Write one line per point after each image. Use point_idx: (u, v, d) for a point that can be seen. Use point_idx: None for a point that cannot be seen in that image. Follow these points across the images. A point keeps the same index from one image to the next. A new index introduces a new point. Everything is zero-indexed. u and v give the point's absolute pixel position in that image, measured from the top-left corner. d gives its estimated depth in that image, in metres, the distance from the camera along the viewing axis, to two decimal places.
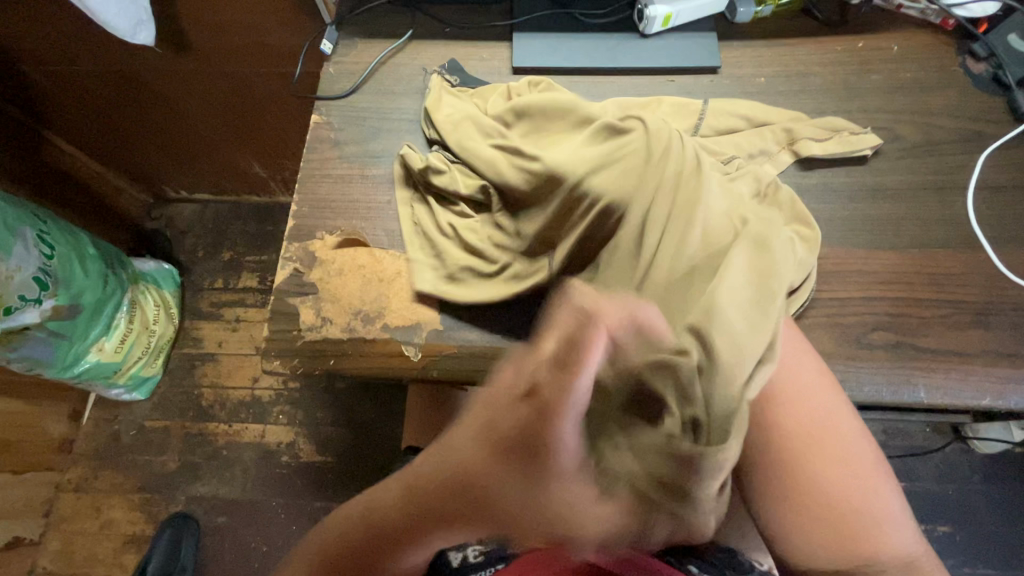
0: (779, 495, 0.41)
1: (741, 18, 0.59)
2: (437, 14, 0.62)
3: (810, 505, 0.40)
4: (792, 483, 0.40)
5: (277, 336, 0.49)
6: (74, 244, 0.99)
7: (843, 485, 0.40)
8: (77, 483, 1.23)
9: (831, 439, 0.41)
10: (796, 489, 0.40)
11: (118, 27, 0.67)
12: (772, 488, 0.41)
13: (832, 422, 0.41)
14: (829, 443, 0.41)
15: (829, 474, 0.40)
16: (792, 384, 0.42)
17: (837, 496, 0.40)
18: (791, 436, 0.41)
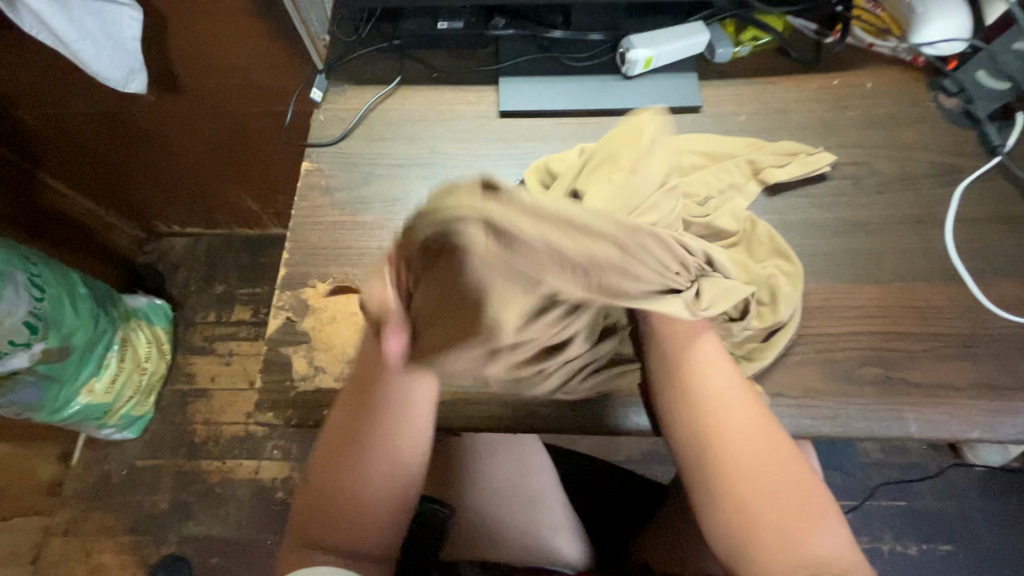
0: (722, 520, 0.39)
1: (720, 58, 0.61)
2: (424, 61, 0.63)
3: (755, 527, 0.38)
4: (734, 507, 0.39)
5: (269, 387, 0.49)
6: (66, 285, 0.99)
7: (781, 500, 0.38)
8: (66, 526, 1.20)
9: (758, 453, 0.40)
10: (737, 511, 0.39)
11: (112, 77, 0.68)
12: (716, 514, 0.39)
13: (757, 435, 0.40)
14: (759, 458, 0.40)
15: (764, 477, 0.39)
16: (714, 402, 0.42)
17: (775, 511, 0.38)
18: (721, 428, 0.41)
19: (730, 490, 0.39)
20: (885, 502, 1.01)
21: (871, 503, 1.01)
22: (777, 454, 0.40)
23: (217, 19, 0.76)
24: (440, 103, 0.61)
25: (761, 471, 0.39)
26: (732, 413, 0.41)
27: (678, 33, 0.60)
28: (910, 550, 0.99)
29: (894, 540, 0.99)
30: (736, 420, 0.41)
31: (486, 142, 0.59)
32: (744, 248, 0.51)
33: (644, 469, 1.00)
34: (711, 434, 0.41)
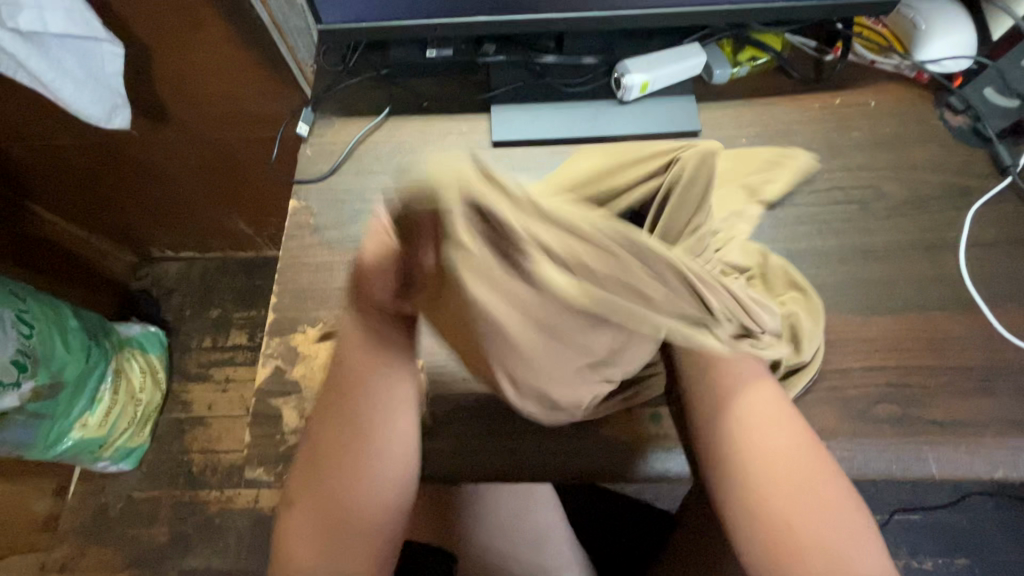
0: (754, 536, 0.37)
1: (718, 79, 0.59)
2: (414, 90, 0.62)
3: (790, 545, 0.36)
4: (767, 523, 0.37)
5: (259, 441, 0.47)
6: (55, 319, 0.97)
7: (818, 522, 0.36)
8: (63, 563, 1.18)
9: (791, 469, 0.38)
10: (770, 528, 0.36)
11: (94, 114, 0.66)
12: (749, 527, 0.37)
13: (806, 464, 0.38)
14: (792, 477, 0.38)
15: (821, 508, 0.36)
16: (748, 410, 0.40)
17: (811, 528, 0.36)
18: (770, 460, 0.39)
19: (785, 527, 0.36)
20: (899, 516, 0.99)
21: (886, 517, 0.98)
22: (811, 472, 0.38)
23: (202, 50, 0.74)
24: (430, 134, 0.59)
25: (818, 504, 0.37)
26: (779, 445, 0.39)
27: (673, 56, 0.58)
28: (926, 565, 0.96)
29: (909, 555, 0.97)
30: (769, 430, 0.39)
31: None
32: (759, 281, 0.49)
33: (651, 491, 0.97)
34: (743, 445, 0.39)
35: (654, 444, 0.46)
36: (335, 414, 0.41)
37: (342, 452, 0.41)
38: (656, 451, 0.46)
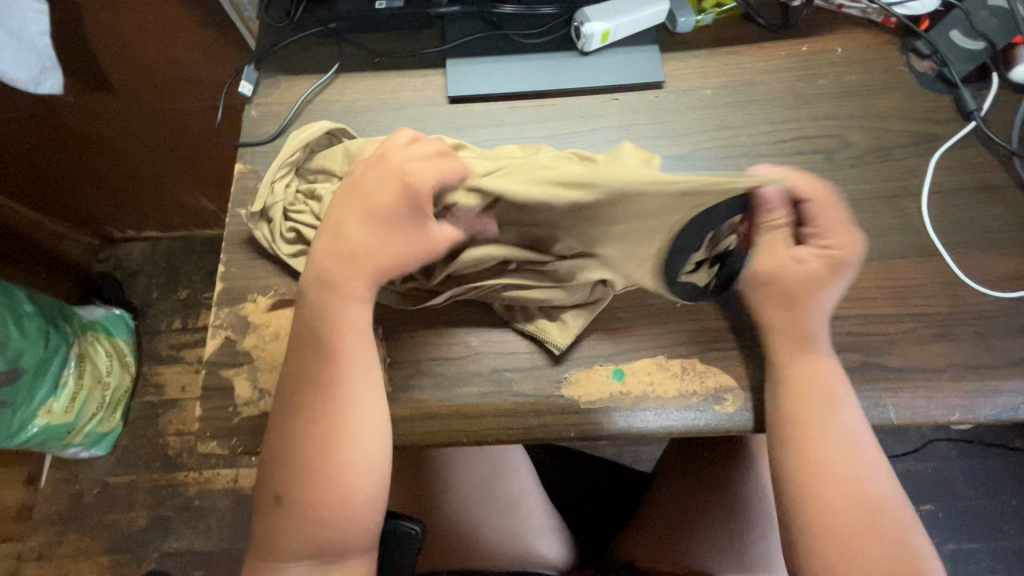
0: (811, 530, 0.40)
1: (682, 28, 0.57)
2: (365, 45, 0.58)
3: (831, 529, 0.39)
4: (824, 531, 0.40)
5: (211, 415, 0.45)
6: (8, 304, 0.92)
7: (863, 512, 0.40)
8: (40, 551, 1.16)
9: (846, 480, 0.40)
10: (822, 516, 0.40)
11: (19, 79, 0.61)
12: (791, 501, 0.41)
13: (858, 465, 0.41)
14: (850, 463, 0.41)
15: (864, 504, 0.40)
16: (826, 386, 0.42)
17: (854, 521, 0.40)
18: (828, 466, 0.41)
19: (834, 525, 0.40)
20: None
21: None
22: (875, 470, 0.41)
23: (138, 9, 0.69)
24: (383, 91, 0.56)
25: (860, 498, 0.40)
26: (841, 461, 0.41)
27: (636, 3, 0.55)
28: None
29: None
30: (847, 431, 0.41)
31: (436, 132, 0.55)
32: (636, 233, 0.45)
33: (629, 452, 0.98)
34: (812, 433, 0.41)
35: (613, 401, 0.45)
36: (304, 386, 0.41)
37: (312, 436, 0.41)
38: (618, 407, 0.45)
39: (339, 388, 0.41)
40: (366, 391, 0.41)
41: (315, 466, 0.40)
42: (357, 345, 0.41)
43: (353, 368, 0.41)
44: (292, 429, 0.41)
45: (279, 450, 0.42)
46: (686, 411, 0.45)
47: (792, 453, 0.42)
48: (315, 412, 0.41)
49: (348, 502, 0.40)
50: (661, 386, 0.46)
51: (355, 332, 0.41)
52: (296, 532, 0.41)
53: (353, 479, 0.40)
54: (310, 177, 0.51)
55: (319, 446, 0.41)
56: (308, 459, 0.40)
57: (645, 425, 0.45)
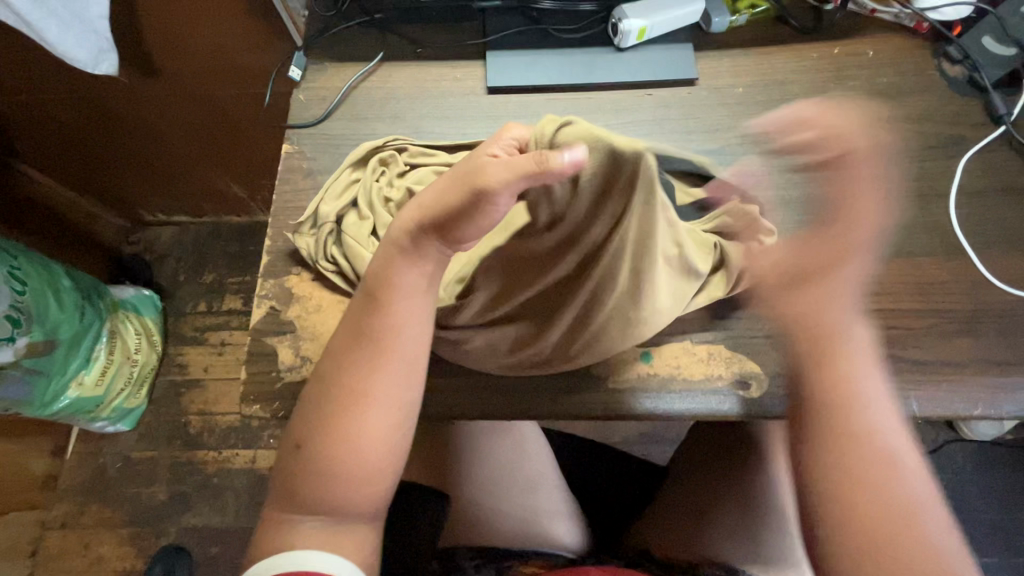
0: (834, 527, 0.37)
1: (716, 28, 0.59)
2: (408, 36, 0.60)
3: (867, 528, 0.37)
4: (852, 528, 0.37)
5: (254, 379, 0.47)
6: (48, 278, 0.96)
7: (908, 510, 0.37)
8: (64, 520, 1.19)
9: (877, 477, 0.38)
10: (854, 514, 0.37)
11: (79, 58, 0.64)
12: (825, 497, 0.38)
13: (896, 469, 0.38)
14: (889, 461, 0.39)
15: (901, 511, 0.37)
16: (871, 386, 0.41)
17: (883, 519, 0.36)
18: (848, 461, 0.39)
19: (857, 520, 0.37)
20: None
21: None
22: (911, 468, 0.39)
23: None
24: (425, 80, 0.59)
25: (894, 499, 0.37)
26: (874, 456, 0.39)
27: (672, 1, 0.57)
28: None
29: None
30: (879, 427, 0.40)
31: (475, 121, 0.57)
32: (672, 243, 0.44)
33: (641, 448, 0.99)
34: (847, 437, 0.40)
35: (642, 383, 0.47)
36: (349, 336, 0.40)
37: (338, 390, 0.39)
38: (646, 390, 0.47)
39: (380, 356, 0.39)
40: (407, 362, 0.40)
41: (331, 422, 0.39)
42: (409, 315, 0.40)
43: (399, 328, 0.39)
44: (325, 377, 0.40)
45: (309, 399, 0.40)
46: (710, 395, 0.47)
47: (823, 453, 0.40)
48: (351, 371, 0.39)
49: (356, 473, 0.38)
50: (687, 369, 0.48)
51: (409, 297, 0.40)
52: (305, 487, 0.39)
53: (368, 445, 0.38)
54: (355, 178, 0.53)
55: (343, 405, 0.39)
56: (331, 414, 0.39)
57: (673, 407, 0.47)
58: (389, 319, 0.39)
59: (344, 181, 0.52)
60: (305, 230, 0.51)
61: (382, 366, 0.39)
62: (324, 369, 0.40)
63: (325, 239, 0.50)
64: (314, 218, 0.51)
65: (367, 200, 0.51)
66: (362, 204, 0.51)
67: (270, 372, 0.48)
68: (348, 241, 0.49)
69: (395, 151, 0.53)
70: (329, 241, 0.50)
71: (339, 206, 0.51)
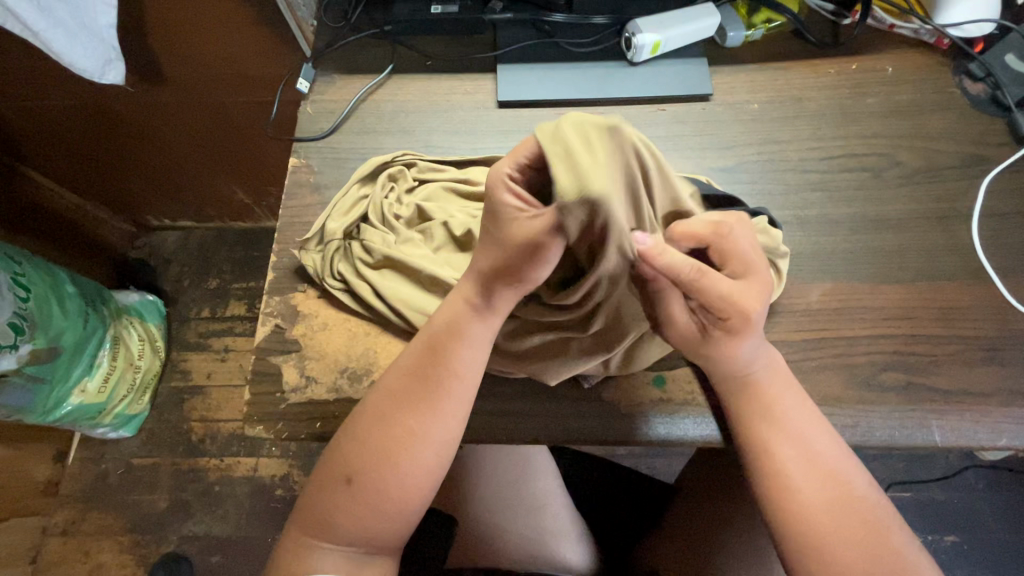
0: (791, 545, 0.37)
1: (731, 42, 0.58)
2: (418, 48, 0.60)
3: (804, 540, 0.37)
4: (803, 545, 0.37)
5: (259, 400, 0.46)
6: (52, 284, 0.95)
7: (848, 511, 0.37)
8: (64, 527, 1.18)
9: (810, 489, 0.37)
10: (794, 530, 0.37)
11: (86, 67, 0.64)
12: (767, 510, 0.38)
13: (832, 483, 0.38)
14: (823, 466, 0.38)
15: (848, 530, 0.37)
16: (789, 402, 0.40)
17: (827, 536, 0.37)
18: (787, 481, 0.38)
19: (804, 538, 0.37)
20: (892, 494, 0.99)
21: None
22: (841, 463, 0.39)
23: (198, 6, 0.71)
24: (434, 93, 0.58)
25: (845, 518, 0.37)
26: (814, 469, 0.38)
27: (687, 16, 0.56)
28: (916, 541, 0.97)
29: None
30: (799, 436, 0.39)
31: (485, 135, 0.56)
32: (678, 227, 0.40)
33: (649, 463, 0.98)
34: (767, 452, 0.39)
35: (656, 407, 0.46)
36: (410, 373, 0.39)
37: (392, 427, 0.38)
38: (659, 415, 0.46)
39: (439, 400, 0.39)
40: (465, 406, 0.40)
41: (381, 460, 0.38)
42: (474, 360, 0.40)
43: (460, 371, 0.39)
44: (378, 413, 0.39)
45: (356, 433, 0.39)
46: (725, 421, 0.46)
47: (755, 470, 0.39)
48: (411, 412, 0.38)
49: (402, 511, 0.38)
50: (701, 394, 0.46)
51: (473, 348, 0.39)
52: (344, 520, 0.38)
53: (416, 488, 0.38)
54: (361, 193, 0.52)
55: (396, 443, 0.38)
56: (387, 454, 0.38)
57: (687, 433, 0.46)
58: (454, 363, 0.39)
59: (349, 195, 0.51)
60: (311, 247, 0.50)
61: (440, 408, 0.38)
62: (377, 406, 0.39)
63: (332, 256, 0.49)
64: (319, 235, 0.50)
65: (372, 219, 0.50)
66: (367, 222, 0.50)
67: (274, 392, 0.47)
68: (356, 259, 0.48)
69: (403, 166, 0.52)
70: (336, 258, 0.49)
71: (346, 222, 0.50)
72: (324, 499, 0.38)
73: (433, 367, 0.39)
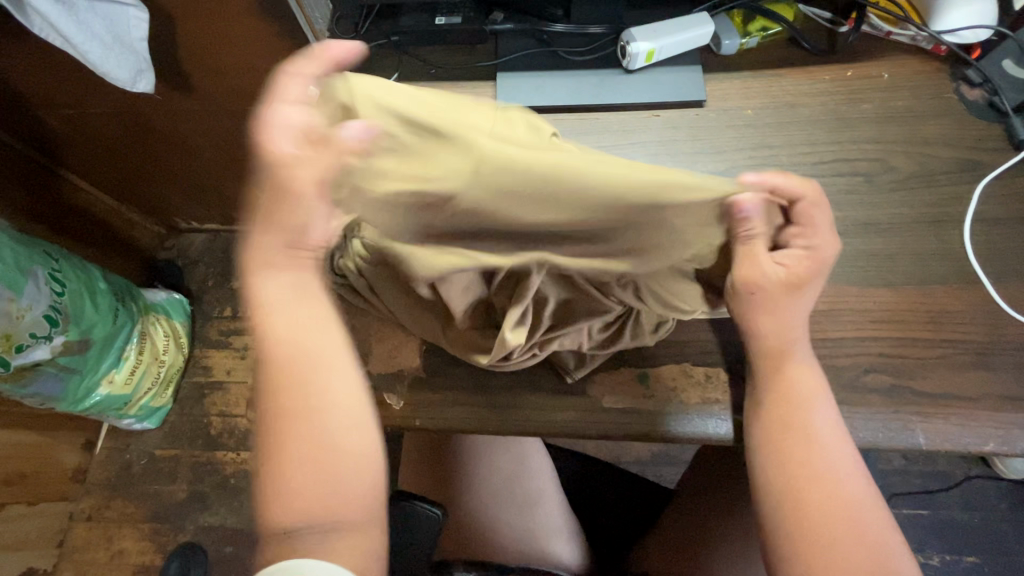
0: (785, 532, 0.38)
1: (726, 50, 0.59)
2: (424, 58, 0.62)
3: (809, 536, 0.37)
4: (801, 530, 0.37)
5: None
6: (85, 280, 1.01)
7: (845, 509, 0.37)
8: (89, 513, 1.24)
9: (828, 478, 0.38)
10: (797, 509, 0.38)
11: (119, 78, 0.69)
12: (773, 492, 0.39)
13: (847, 480, 0.38)
14: (840, 464, 0.39)
15: (850, 524, 0.37)
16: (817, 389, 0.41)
17: (830, 526, 0.37)
18: (804, 461, 0.39)
19: (807, 527, 0.37)
20: (907, 511, 0.96)
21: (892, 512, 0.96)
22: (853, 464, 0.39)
23: (223, 21, 0.76)
24: None
25: (849, 515, 0.37)
26: (834, 464, 0.39)
27: (681, 25, 0.57)
28: (932, 560, 0.94)
29: (917, 551, 0.95)
30: (824, 426, 0.40)
31: None
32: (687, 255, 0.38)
33: (653, 470, 0.98)
34: (780, 448, 0.40)
35: (640, 402, 0.47)
36: (267, 357, 0.39)
37: (286, 408, 0.39)
38: (644, 407, 0.47)
39: (307, 367, 0.39)
40: (331, 361, 0.40)
41: (290, 441, 0.38)
42: (308, 318, 0.40)
43: (307, 332, 0.40)
44: (264, 404, 0.39)
45: (259, 435, 0.39)
46: (707, 418, 0.46)
47: (768, 453, 0.40)
48: (287, 389, 0.39)
49: (344, 470, 0.39)
50: (685, 391, 0.47)
51: (294, 307, 0.40)
52: (293, 508, 0.38)
53: (344, 441, 0.39)
54: None
55: (296, 418, 0.39)
56: (294, 433, 0.38)
57: (681, 428, 0.46)
58: (283, 331, 0.39)
59: None
60: None
61: (312, 368, 0.39)
62: (256, 404, 0.40)
63: None
64: None
65: None
66: None
67: None
68: None
69: None
70: None
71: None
72: (267, 507, 0.38)
73: (273, 345, 0.39)
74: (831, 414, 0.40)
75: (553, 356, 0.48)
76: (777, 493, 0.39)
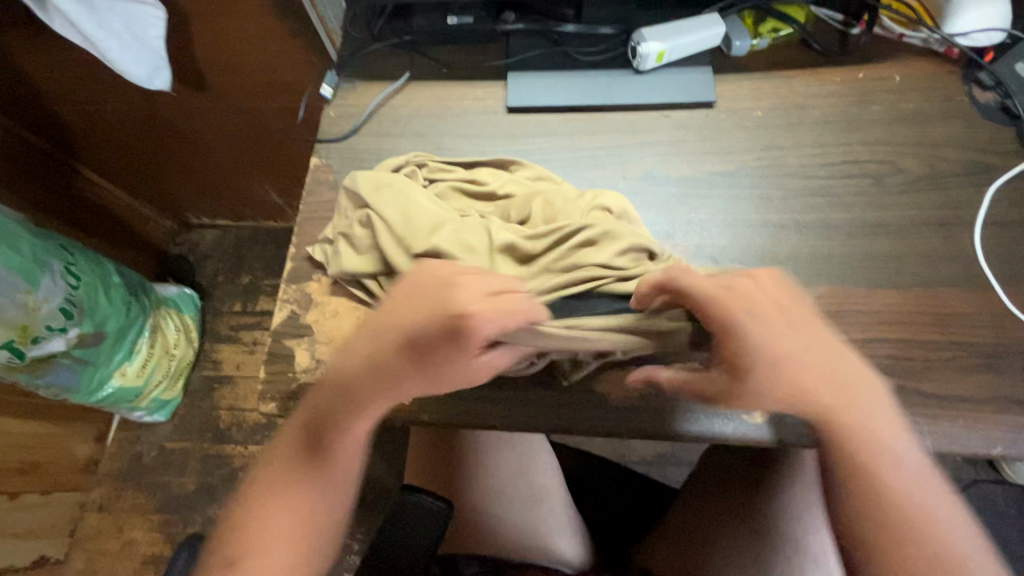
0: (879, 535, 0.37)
1: (736, 51, 0.59)
2: (436, 57, 0.63)
3: (895, 537, 0.37)
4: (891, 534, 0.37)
5: (273, 378, 0.50)
6: (99, 273, 1.03)
7: (920, 505, 0.37)
8: (101, 503, 1.26)
9: (897, 472, 0.38)
10: (878, 510, 0.37)
11: (136, 75, 0.70)
12: (854, 499, 0.38)
13: (912, 473, 0.38)
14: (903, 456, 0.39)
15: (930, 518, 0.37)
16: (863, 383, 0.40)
17: (918, 524, 0.37)
18: (870, 458, 0.38)
19: (897, 529, 0.37)
20: None
21: None
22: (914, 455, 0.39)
23: (238, 20, 0.77)
24: (448, 99, 0.61)
25: (926, 507, 0.37)
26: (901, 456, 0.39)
27: (692, 25, 0.57)
28: None
29: None
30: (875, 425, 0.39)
31: (495, 138, 0.59)
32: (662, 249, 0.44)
33: (658, 470, 0.98)
34: (854, 450, 0.39)
35: (647, 400, 0.48)
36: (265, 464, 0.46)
37: (254, 510, 0.43)
38: (651, 405, 0.48)
39: (289, 472, 0.44)
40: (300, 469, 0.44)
41: (248, 540, 0.42)
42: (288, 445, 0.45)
43: (289, 445, 0.45)
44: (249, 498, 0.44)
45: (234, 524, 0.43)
46: (715, 418, 0.47)
47: (844, 456, 0.39)
48: (269, 492, 0.44)
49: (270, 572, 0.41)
50: None
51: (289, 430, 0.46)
52: None
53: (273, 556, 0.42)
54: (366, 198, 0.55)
55: (254, 525, 0.43)
56: (253, 533, 0.43)
57: (690, 426, 0.47)
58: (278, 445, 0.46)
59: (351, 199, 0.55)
60: (326, 242, 0.54)
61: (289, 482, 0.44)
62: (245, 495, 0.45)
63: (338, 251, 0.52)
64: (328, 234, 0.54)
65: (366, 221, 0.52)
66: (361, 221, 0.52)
67: (287, 371, 0.51)
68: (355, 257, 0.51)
69: (415, 167, 0.56)
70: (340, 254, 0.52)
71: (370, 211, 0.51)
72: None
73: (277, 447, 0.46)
74: (885, 411, 0.40)
75: (552, 360, 0.48)
76: (860, 497, 0.38)
